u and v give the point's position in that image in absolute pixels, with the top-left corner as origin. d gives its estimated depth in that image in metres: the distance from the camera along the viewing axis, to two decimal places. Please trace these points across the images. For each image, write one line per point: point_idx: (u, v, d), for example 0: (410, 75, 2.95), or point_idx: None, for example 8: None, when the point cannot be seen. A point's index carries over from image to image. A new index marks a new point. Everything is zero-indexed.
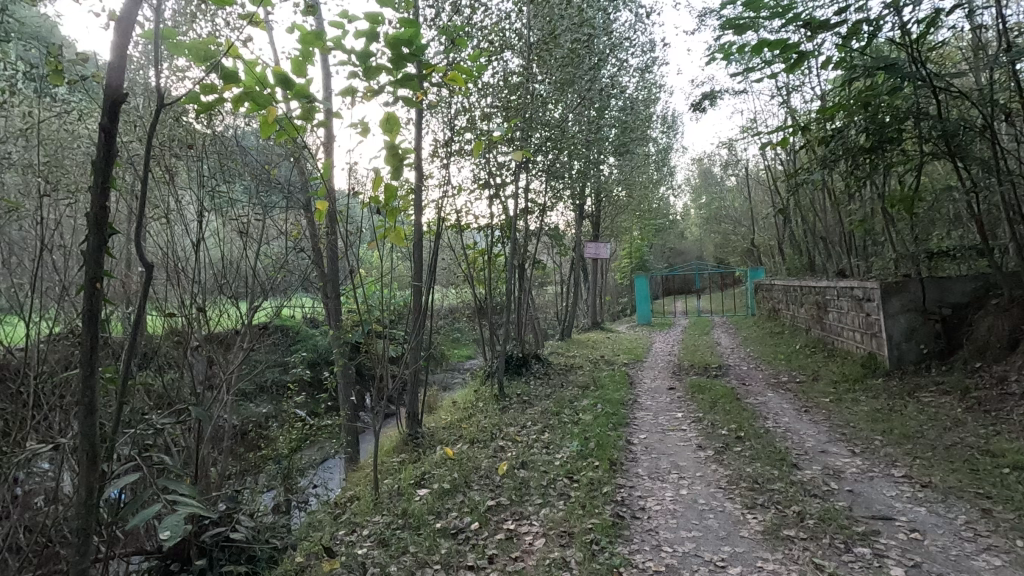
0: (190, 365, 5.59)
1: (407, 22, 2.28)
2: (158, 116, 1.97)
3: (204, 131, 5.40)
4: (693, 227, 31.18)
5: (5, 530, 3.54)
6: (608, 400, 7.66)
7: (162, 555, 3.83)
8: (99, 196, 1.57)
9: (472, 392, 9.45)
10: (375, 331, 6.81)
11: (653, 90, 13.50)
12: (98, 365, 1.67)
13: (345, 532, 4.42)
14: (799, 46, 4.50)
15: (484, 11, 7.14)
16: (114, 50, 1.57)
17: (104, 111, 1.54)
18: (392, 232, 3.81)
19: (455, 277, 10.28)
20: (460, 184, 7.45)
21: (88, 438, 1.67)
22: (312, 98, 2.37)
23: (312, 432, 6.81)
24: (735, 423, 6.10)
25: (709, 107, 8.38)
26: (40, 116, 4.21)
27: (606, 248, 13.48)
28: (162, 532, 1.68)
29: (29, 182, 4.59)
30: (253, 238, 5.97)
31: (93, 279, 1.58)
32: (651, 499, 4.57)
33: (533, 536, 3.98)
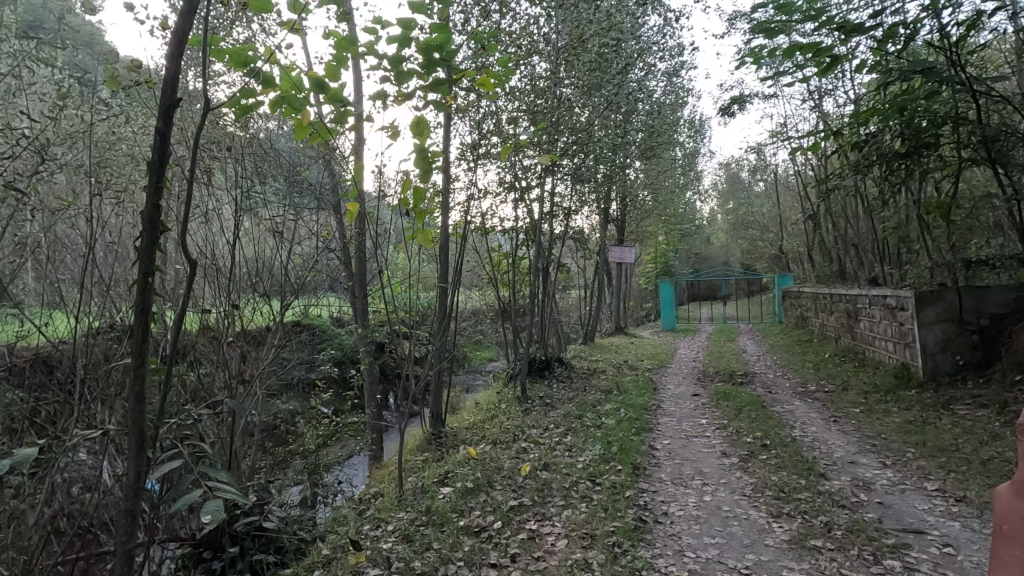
0: (223, 360, 5.77)
1: (439, 27, 2.32)
2: (201, 119, 2.00)
3: (243, 134, 5.60)
4: (719, 233, 30.76)
5: (52, 513, 3.71)
6: (631, 404, 7.62)
7: (194, 543, 3.96)
8: (152, 196, 1.65)
9: (495, 394, 9.50)
10: (401, 331, 6.92)
11: (681, 94, 13.42)
12: (147, 355, 1.75)
13: (371, 527, 4.51)
14: (832, 50, 4.43)
15: (513, 16, 7.23)
16: (169, 57, 1.65)
17: (159, 115, 1.62)
18: (419, 234, 3.84)
19: (480, 279, 10.37)
20: (486, 187, 7.53)
21: (138, 424, 1.76)
22: (346, 103, 2.39)
23: (338, 429, 6.95)
24: (760, 431, 6.02)
25: (737, 111, 8.30)
26: (94, 119, 4.44)
27: (631, 252, 13.43)
28: (203, 517, 1.74)
29: (80, 181, 4.83)
30: (285, 238, 6.15)
31: (146, 274, 1.67)
32: (674, 504, 4.55)
33: (555, 537, 4.00)
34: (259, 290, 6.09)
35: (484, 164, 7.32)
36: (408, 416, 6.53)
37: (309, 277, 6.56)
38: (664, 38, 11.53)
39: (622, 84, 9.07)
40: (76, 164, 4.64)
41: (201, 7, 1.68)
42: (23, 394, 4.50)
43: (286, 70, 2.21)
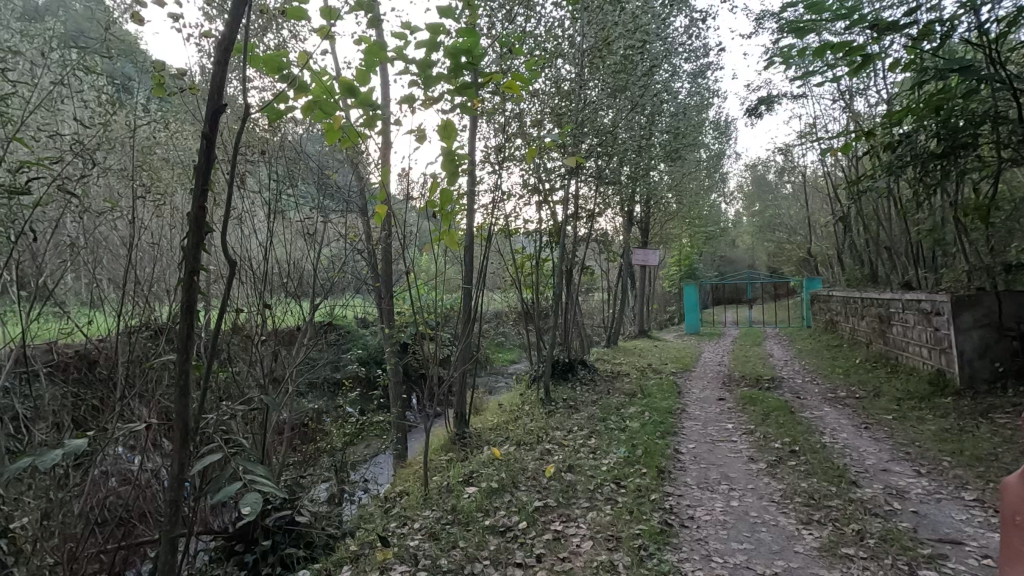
0: (255, 358, 5.92)
1: (467, 32, 2.35)
2: (239, 124, 2.05)
3: (274, 138, 5.75)
4: (745, 235, 30.30)
5: (93, 505, 3.84)
6: (655, 408, 7.57)
7: (228, 537, 4.06)
8: (198, 198, 1.71)
9: (518, 396, 9.53)
10: (425, 332, 6.99)
11: (707, 95, 13.29)
12: (193, 352, 1.81)
13: (397, 525, 4.57)
14: (865, 48, 4.34)
15: (539, 20, 7.28)
16: (215, 64, 1.71)
17: (206, 120, 1.68)
18: (446, 236, 3.85)
19: (504, 281, 10.40)
20: (510, 189, 7.57)
21: (183, 418, 1.82)
22: (376, 106, 2.42)
23: (364, 428, 7.04)
24: (789, 436, 5.92)
25: (764, 112, 8.21)
26: (137, 125, 4.65)
27: (655, 255, 13.35)
28: (243, 508, 1.79)
29: (124, 185, 5.03)
30: (315, 240, 6.29)
31: (191, 274, 1.73)
32: (700, 508, 4.50)
33: (580, 538, 4.00)
34: (289, 289, 6.24)
35: (509, 167, 7.37)
36: (433, 416, 6.59)
37: (336, 277, 6.68)
38: (690, 39, 11.45)
39: (647, 85, 9.04)
40: (119, 169, 4.83)
41: (244, 16, 1.73)
42: (66, 389, 4.70)
43: (318, 76, 2.21)
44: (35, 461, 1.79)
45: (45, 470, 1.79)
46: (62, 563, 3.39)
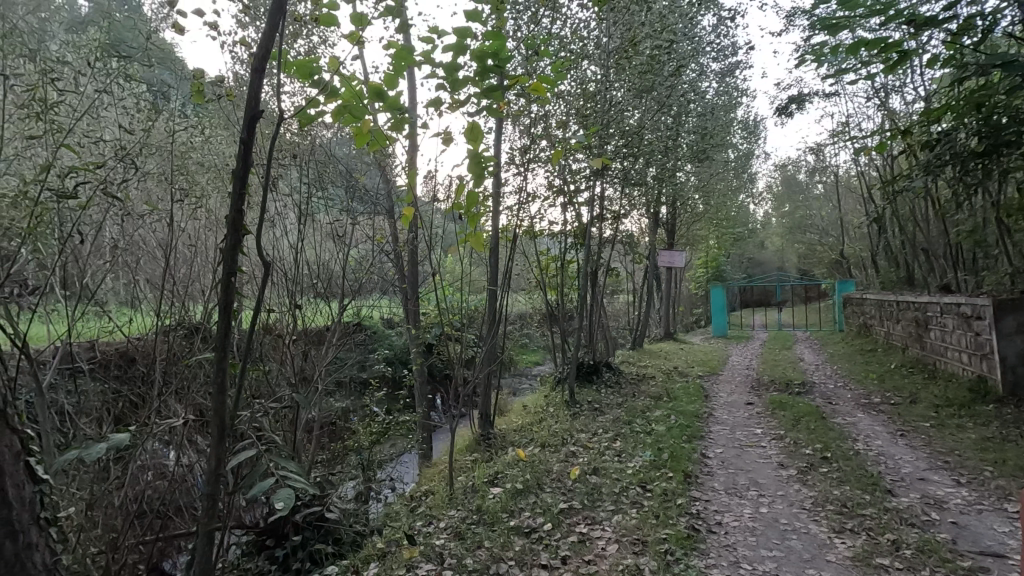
0: (285, 357, 6.05)
1: (493, 35, 2.37)
2: (271, 129, 2.09)
3: (304, 142, 5.88)
4: (774, 237, 29.69)
5: (131, 498, 3.98)
6: (681, 412, 7.47)
7: (259, 531, 4.17)
8: (236, 201, 1.75)
9: (543, 398, 9.52)
10: (450, 333, 7.04)
11: (735, 94, 13.09)
12: (229, 349, 1.86)
13: (423, 524, 4.61)
14: (901, 44, 4.22)
15: (565, 23, 7.29)
16: (252, 71, 1.76)
17: (244, 125, 1.73)
18: (472, 238, 3.85)
19: (529, 283, 10.42)
20: (535, 191, 7.58)
21: (220, 415, 1.88)
22: (404, 110, 2.44)
23: (390, 427, 7.13)
24: (820, 443, 5.79)
25: (795, 111, 8.04)
26: (176, 129, 4.82)
27: (681, 257, 13.19)
28: (277, 503, 1.85)
29: (162, 188, 5.21)
30: (344, 241, 6.41)
31: (229, 274, 1.78)
32: (728, 514, 4.43)
33: (605, 541, 3.98)
34: (318, 290, 6.36)
35: (534, 168, 7.39)
36: (459, 416, 6.64)
37: (363, 278, 6.79)
38: (718, 38, 11.31)
39: (674, 86, 8.96)
40: (158, 173, 5.01)
41: (281, 24, 1.79)
42: (107, 386, 4.88)
43: (348, 80, 2.23)
44: (81, 453, 1.88)
45: (91, 462, 1.88)
46: (104, 554, 3.52)
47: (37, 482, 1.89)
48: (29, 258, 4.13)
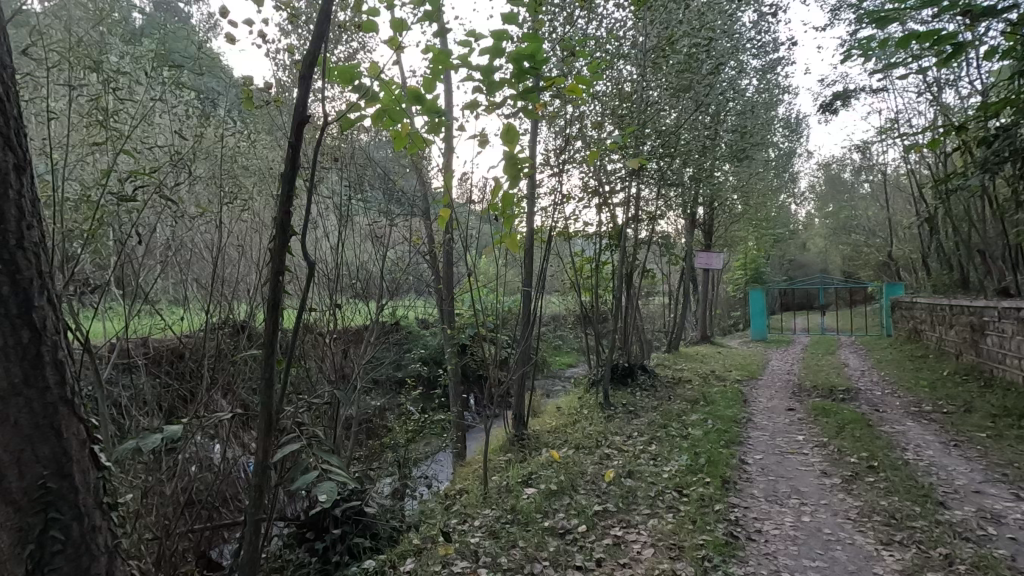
0: (325, 355, 6.22)
1: (530, 36, 2.35)
2: (315, 133, 2.13)
3: (344, 145, 6.03)
4: (816, 237, 28.74)
5: (181, 489, 4.15)
6: (719, 416, 7.33)
7: (301, 524, 4.29)
8: (285, 202, 1.81)
9: (577, 400, 9.48)
10: (484, 334, 7.09)
11: (776, 92, 12.76)
12: (276, 345, 1.93)
13: (458, 522, 4.66)
14: (956, 36, 4.02)
15: (601, 23, 7.25)
16: (300, 79, 1.83)
17: (292, 131, 1.80)
18: (507, 240, 3.83)
19: (563, 284, 10.39)
20: (570, 192, 7.56)
21: (268, 409, 1.96)
22: (442, 113, 2.44)
23: (425, 426, 7.24)
24: (867, 451, 5.58)
25: (840, 107, 7.77)
26: (224, 134, 5.03)
27: (718, 258, 12.93)
28: (320, 496, 1.95)
29: (211, 191, 5.43)
30: (381, 242, 6.54)
31: (277, 273, 1.86)
32: (769, 522, 4.32)
33: (640, 545, 3.94)
34: (357, 290, 6.52)
35: (570, 170, 7.37)
36: (493, 416, 6.68)
37: (400, 279, 6.91)
38: (759, 34, 11.05)
39: (713, 84, 8.80)
40: (208, 177, 5.23)
41: (329, 32, 1.85)
42: (160, 380, 5.14)
43: (387, 85, 2.25)
44: (139, 443, 2.07)
45: (147, 453, 2.05)
46: (157, 540, 3.72)
47: (102, 468, 2.02)
48: (91, 259, 4.37)
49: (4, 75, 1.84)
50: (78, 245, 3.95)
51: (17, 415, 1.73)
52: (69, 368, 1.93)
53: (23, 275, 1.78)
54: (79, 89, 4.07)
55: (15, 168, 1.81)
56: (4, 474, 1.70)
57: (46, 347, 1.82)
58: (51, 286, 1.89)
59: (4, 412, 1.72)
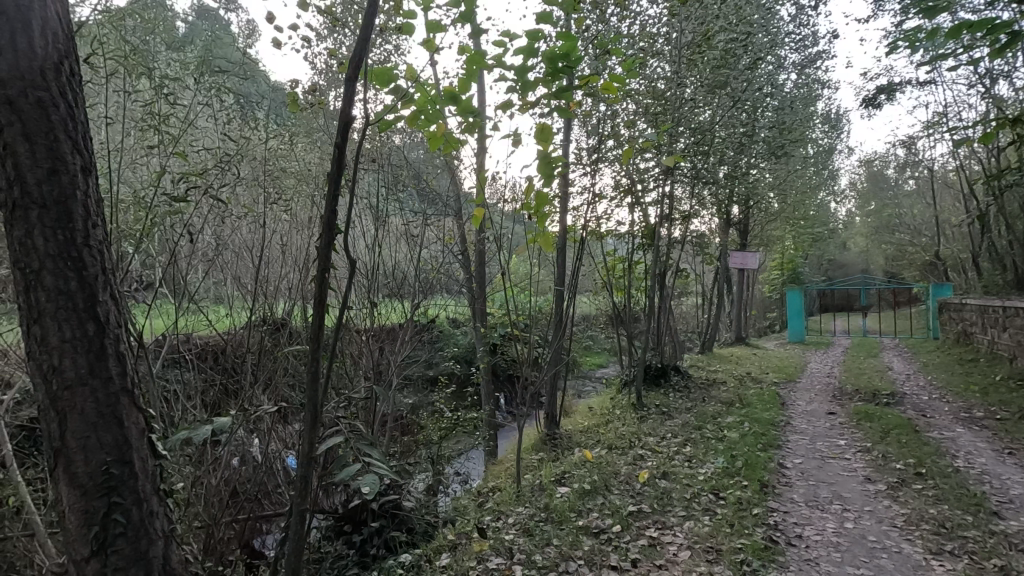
0: (362, 353, 6.35)
1: (565, 35, 2.29)
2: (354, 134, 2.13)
3: (379, 147, 6.13)
4: (857, 236, 27.81)
5: (225, 481, 4.30)
6: (756, 419, 7.17)
7: (338, 517, 4.38)
8: (331, 202, 1.86)
9: (609, 400, 9.42)
10: (516, 333, 7.10)
11: (815, 86, 12.40)
12: (322, 341, 1.98)
13: (492, 518, 4.70)
14: (1011, 25, 3.82)
15: (634, 20, 7.17)
16: (346, 83, 1.87)
17: (338, 132, 1.85)
18: (540, 239, 3.75)
19: (595, 284, 10.33)
20: (602, 191, 7.51)
21: (313, 405, 2.01)
22: (478, 114, 2.35)
23: (458, 423, 7.32)
24: (914, 457, 5.38)
25: (884, 101, 7.48)
26: (267, 136, 5.21)
27: (754, 258, 12.67)
28: (364, 488, 2.06)
29: (254, 193, 5.61)
30: (416, 242, 6.63)
31: (323, 270, 1.91)
32: (809, 527, 4.21)
33: (677, 547, 3.90)
34: (392, 289, 6.63)
35: (602, 168, 7.33)
36: (525, 415, 6.70)
37: (434, 278, 7.00)
38: (798, 28, 10.78)
39: (750, 79, 8.60)
40: (251, 179, 5.39)
41: (374, 36, 1.89)
42: (207, 376, 5.34)
43: (423, 86, 2.24)
44: (191, 434, 2.27)
45: (198, 443, 2.27)
46: (205, 529, 3.88)
47: (159, 457, 2.12)
48: (143, 259, 4.57)
49: (73, 81, 1.95)
50: (131, 244, 4.13)
51: (83, 404, 1.84)
52: (129, 361, 2.03)
53: (88, 271, 1.88)
54: (133, 96, 4.25)
55: (82, 170, 1.91)
56: (73, 460, 1.82)
57: (109, 340, 1.91)
58: (114, 282, 1.99)
59: (72, 401, 1.83)
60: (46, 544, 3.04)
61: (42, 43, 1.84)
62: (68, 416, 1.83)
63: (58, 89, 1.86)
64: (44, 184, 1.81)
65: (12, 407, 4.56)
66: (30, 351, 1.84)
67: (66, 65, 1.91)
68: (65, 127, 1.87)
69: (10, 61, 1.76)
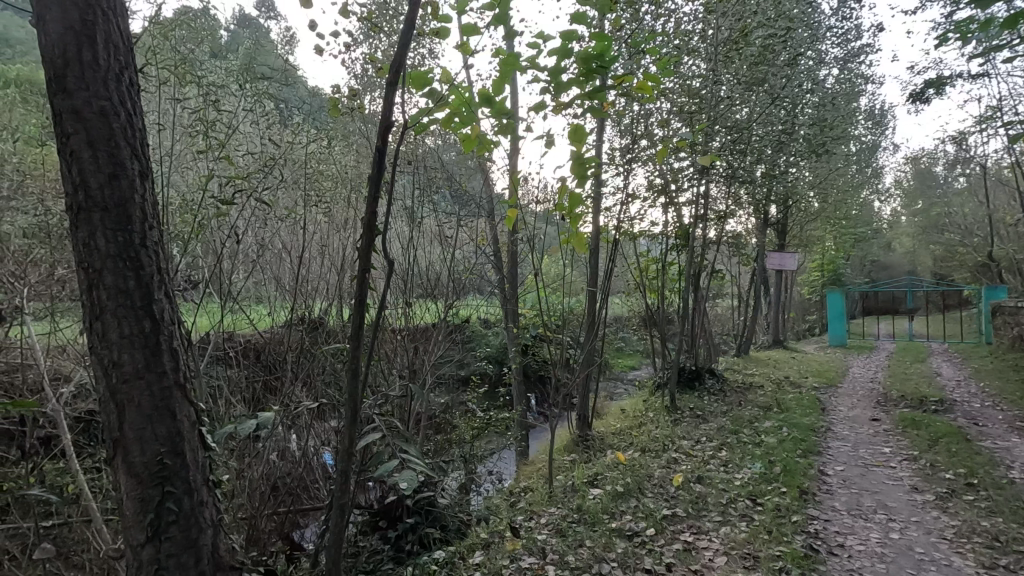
0: (396, 352, 6.46)
1: (599, 35, 2.25)
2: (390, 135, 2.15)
3: (414, 150, 6.23)
4: (903, 237, 26.74)
5: (266, 475, 4.45)
6: (795, 424, 6.98)
7: (374, 513, 4.46)
8: (371, 204, 1.91)
9: (642, 402, 9.33)
10: (547, 334, 7.10)
11: (858, 81, 11.99)
12: (362, 340, 2.04)
13: (525, 518, 4.73)
14: None
15: (669, 18, 7.09)
16: (387, 89, 1.92)
17: (379, 135, 1.90)
18: (574, 240, 3.72)
19: (628, 285, 10.23)
20: (635, 191, 7.44)
21: (354, 403, 2.08)
22: (512, 116, 2.32)
23: (490, 423, 7.37)
24: (965, 467, 5.15)
25: (933, 95, 7.19)
26: (307, 139, 5.34)
27: (792, 259, 12.34)
28: (403, 483, 2.21)
29: (294, 196, 5.78)
30: (450, 244, 6.72)
31: (364, 270, 1.95)
32: (852, 537, 4.08)
33: (713, 552, 3.84)
34: (426, 290, 6.73)
35: (636, 168, 7.27)
36: (557, 416, 6.70)
37: (467, 279, 7.06)
38: (840, 22, 10.46)
39: (789, 76, 8.39)
40: (292, 182, 5.55)
41: (413, 40, 1.93)
42: (249, 373, 5.54)
43: (457, 88, 2.24)
44: (237, 430, 2.41)
45: (243, 437, 2.41)
46: (248, 521, 4.02)
47: (207, 449, 2.21)
48: (190, 260, 4.76)
49: (132, 91, 2.05)
50: (180, 245, 4.31)
51: (139, 397, 1.94)
52: (181, 356, 2.13)
53: (145, 270, 1.98)
54: (182, 103, 4.43)
55: (140, 174, 2.01)
56: (130, 449, 1.93)
57: (163, 336, 2.01)
58: (168, 281, 2.09)
59: (130, 394, 1.93)
60: (101, 530, 3.20)
61: (105, 55, 1.94)
62: (126, 408, 1.93)
63: (118, 99, 1.97)
64: (106, 188, 1.91)
65: (70, 400, 4.83)
66: (93, 346, 1.95)
67: (126, 75, 2.02)
68: (125, 134, 1.97)
69: (78, 74, 1.89)
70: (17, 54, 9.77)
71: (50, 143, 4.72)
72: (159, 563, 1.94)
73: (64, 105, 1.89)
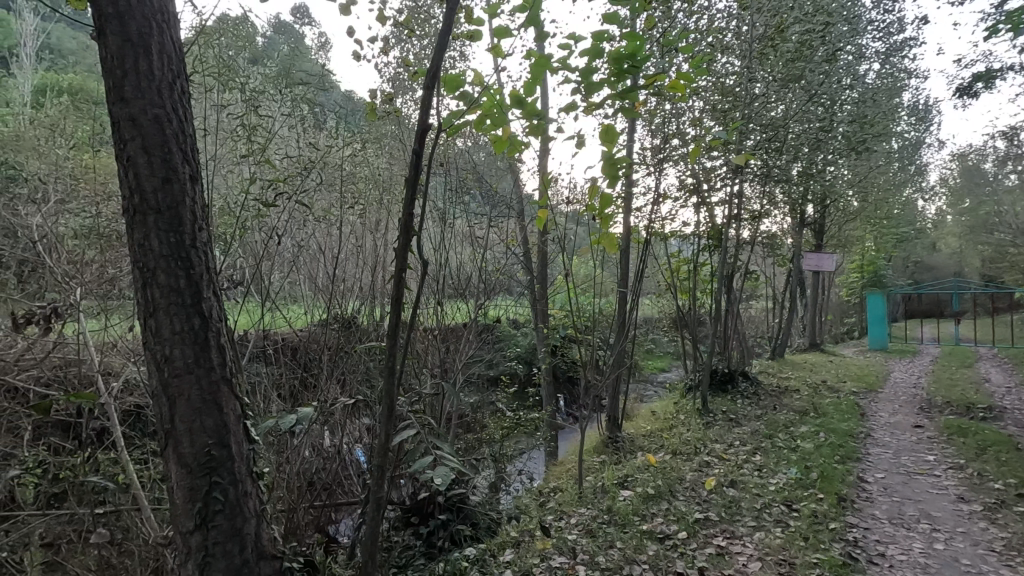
0: (428, 351, 6.55)
1: (631, 35, 2.24)
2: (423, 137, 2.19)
3: (445, 152, 6.30)
4: (948, 236, 25.66)
5: (303, 469, 4.58)
6: (833, 429, 6.79)
7: (406, 508, 4.54)
8: (407, 206, 1.96)
9: (672, 405, 9.20)
10: (576, 335, 7.08)
11: (901, 75, 11.57)
12: (398, 337, 2.08)
13: (554, 518, 4.74)
14: None
15: (702, 15, 6.99)
16: (423, 92, 1.97)
17: (416, 138, 1.94)
18: (604, 239, 3.69)
19: (659, 285, 10.12)
20: (666, 190, 7.37)
21: (390, 399, 2.13)
22: (544, 117, 2.32)
23: (519, 423, 7.40)
24: (1015, 477, 4.93)
25: (982, 89, 6.90)
26: (343, 142, 5.46)
27: (830, 260, 12.00)
28: (436, 479, 2.21)
29: (330, 198, 5.91)
30: (480, 244, 6.77)
31: (400, 269, 2.00)
32: (894, 546, 3.96)
33: (747, 558, 3.78)
34: (457, 290, 6.80)
35: (668, 168, 7.19)
36: (587, 417, 6.68)
37: (496, 279, 7.11)
38: (882, 15, 10.12)
39: (828, 71, 8.16)
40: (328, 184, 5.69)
41: (449, 46, 1.97)
42: (286, 370, 5.70)
43: (489, 90, 2.25)
44: (279, 423, 2.48)
45: (284, 430, 2.48)
46: (286, 512, 4.15)
47: (251, 441, 2.31)
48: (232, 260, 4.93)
49: (183, 99, 2.15)
50: (222, 245, 4.47)
51: (189, 390, 2.03)
52: (228, 353, 2.22)
53: (195, 269, 2.07)
54: (225, 109, 4.60)
55: (190, 178, 2.11)
56: (181, 440, 2.02)
57: (211, 333, 2.10)
58: (216, 280, 2.18)
59: (180, 387, 2.03)
60: (149, 517, 3.35)
61: (159, 66, 2.05)
62: (177, 401, 2.03)
63: (171, 106, 2.07)
64: (160, 192, 2.01)
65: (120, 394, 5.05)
66: (147, 341, 2.05)
67: (178, 84, 2.12)
68: (176, 139, 2.07)
69: (135, 85, 1.99)
70: (70, 64, 10.25)
71: (102, 148, 4.95)
72: (206, 550, 2.03)
73: (122, 113, 2.00)
